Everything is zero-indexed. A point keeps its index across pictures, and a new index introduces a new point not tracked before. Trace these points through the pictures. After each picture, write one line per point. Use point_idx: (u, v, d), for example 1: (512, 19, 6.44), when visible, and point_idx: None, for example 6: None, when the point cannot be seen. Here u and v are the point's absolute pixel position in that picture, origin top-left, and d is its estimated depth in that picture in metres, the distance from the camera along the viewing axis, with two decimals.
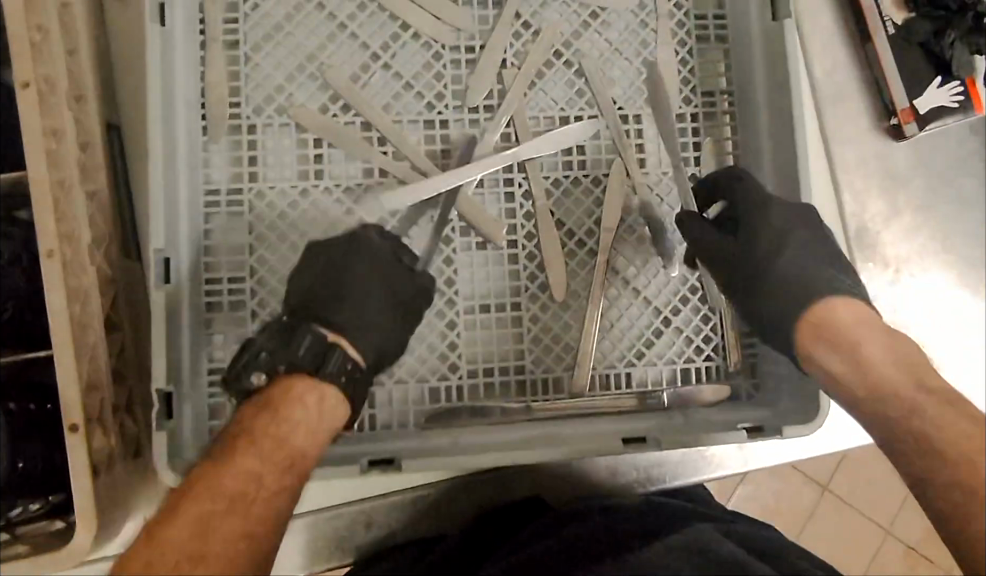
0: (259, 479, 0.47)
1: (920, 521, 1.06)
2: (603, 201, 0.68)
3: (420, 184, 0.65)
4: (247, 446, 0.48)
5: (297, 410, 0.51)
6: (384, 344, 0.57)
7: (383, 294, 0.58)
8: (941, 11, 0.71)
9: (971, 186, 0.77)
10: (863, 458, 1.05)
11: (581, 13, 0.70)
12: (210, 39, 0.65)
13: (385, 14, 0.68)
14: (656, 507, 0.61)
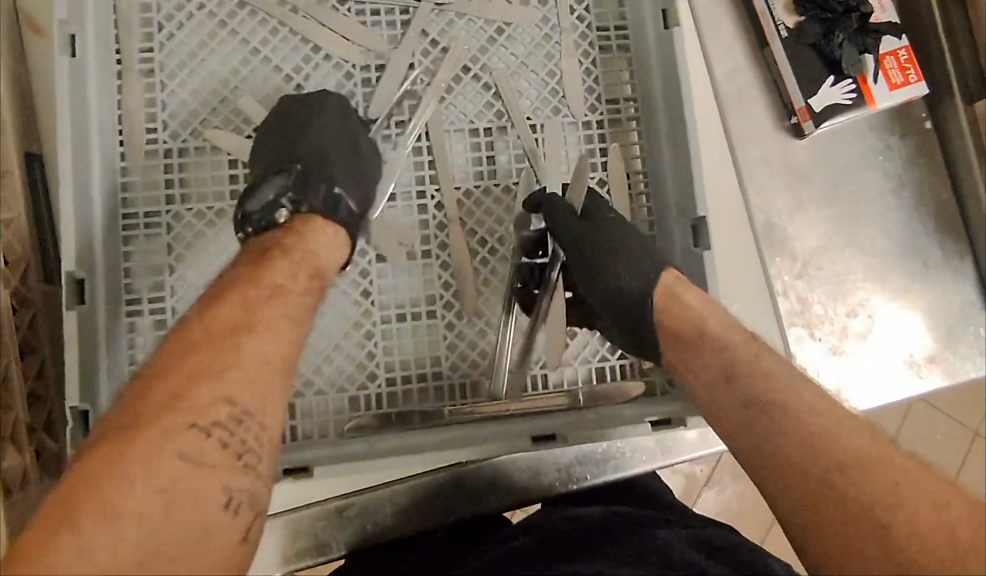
0: (202, 369, 0.47)
1: None
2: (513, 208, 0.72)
3: None
4: (180, 361, 0.47)
5: (237, 293, 0.52)
6: (369, 149, 0.66)
7: (351, 149, 0.65)
8: (830, 14, 0.75)
9: (874, 179, 0.80)
10: None
11: (488, 29, 0.74)
12: (125, 68, 0.67)
13: (296, 38, 0.70)
14: (617, 519, 0.60)
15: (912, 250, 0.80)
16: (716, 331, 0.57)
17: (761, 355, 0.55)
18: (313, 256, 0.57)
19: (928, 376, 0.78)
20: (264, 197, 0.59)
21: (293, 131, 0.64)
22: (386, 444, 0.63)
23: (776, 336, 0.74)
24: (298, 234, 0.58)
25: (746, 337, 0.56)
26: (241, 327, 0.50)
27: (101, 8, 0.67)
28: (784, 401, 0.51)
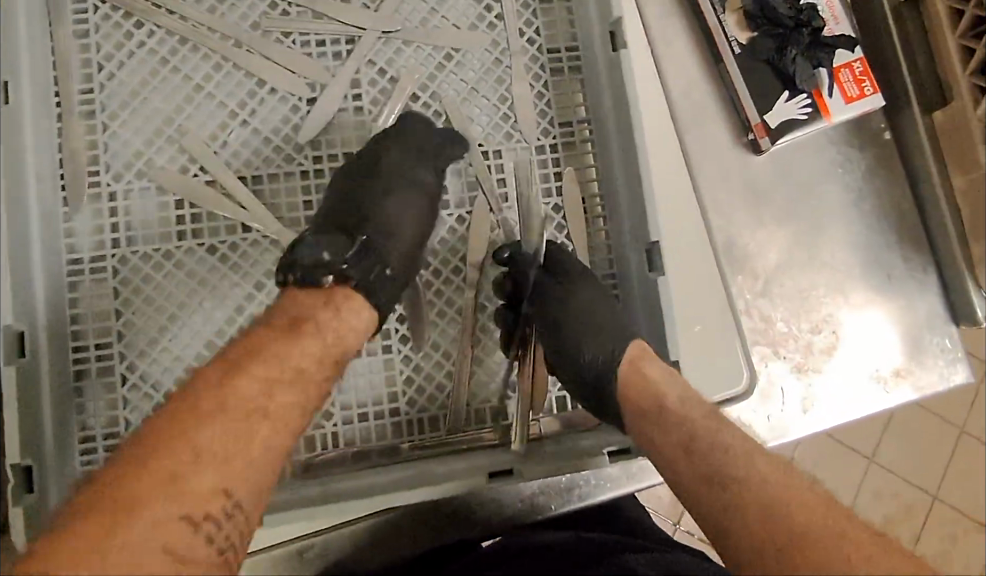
0: (229, 425, 0.50)
1: (873, 509, 1.10)
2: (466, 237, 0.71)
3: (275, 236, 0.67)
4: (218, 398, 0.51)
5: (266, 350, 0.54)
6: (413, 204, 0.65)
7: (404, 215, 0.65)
8: (781, 29, 0.75)
9: (834, 193, 0.79)
10: (811, 455, 1.09)
11: (436, 55, 0.73)
12: (65, 111, 0.66)
13: (240, 72, 0.69)
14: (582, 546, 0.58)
15: (874, 262, 0.79)
16: (675, 408, 0.59)
17: (718, 426, 0.57)
18: (342, 340, 0.57)
19: (895, 391, 0.78)
20: (316, 255, 0.59)
21: (361, 188, 0.65)
22: (344, 486, 0.62)
23: (740, 357, 0.73)
24: (335, 310, 0.58)
25: (705, 412, 0.58)
26: (278, 359, 0.54)
27: (38, 51, 0.66)
28: (738, 471, 0.53)
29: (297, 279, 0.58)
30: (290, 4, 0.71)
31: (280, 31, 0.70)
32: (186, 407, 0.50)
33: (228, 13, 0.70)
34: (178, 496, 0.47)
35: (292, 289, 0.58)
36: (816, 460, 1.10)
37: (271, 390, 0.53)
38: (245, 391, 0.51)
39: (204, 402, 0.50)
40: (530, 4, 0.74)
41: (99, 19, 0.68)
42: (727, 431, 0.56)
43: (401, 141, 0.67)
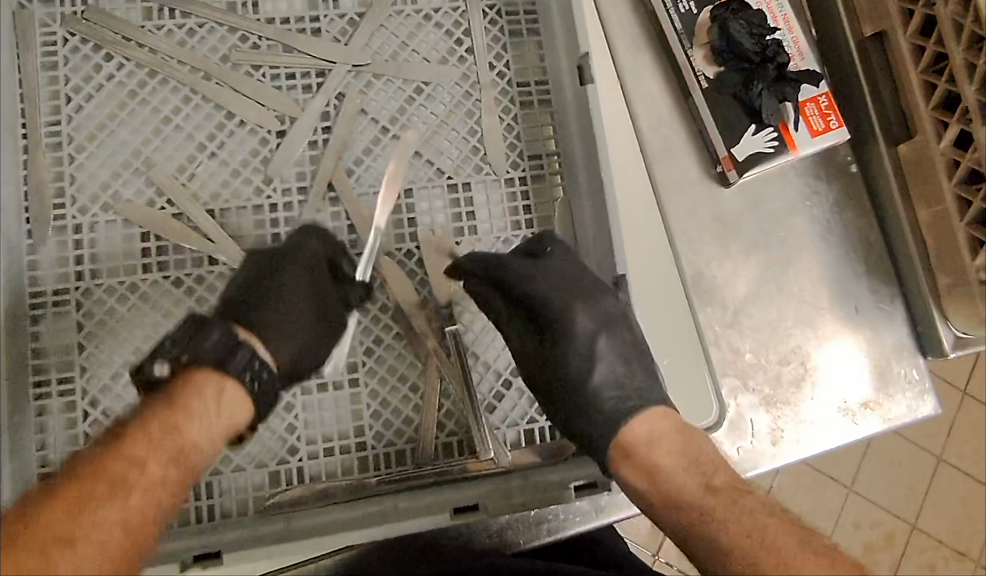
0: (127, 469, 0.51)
1: (850, 541, 1.10)
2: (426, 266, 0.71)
3: None
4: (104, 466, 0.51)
5: (152, 422, 0.54)
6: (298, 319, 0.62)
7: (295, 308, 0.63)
8: (747, 64, 0.76)
9: (801, 224, 0.80)
10: (787, 485, 1.10)
11: (407, 88, 0.73)
12: (32, 143, 0.66)
13: (209, 105, 0.69)
14: None
15: (842, 293, 0.80)
16: (664, 504, 0.56)
17: (706, 518, 0.54)
18: (186, 445, 0.54)
19: (865, 422, 0.78)
20: (204, 347, 0.57)
21: (266, 278, 0.63)
22: (311, 521, 0.62)
23: (708, 387, 0.74)
24: (170, 410, 0.55)
25: (691, 499, 0.55)
26: (146, 440, 0.53)
27: (4, 83, 0.66)
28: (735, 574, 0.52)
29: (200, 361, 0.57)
30: (261, 36, 0.71)
31: (251, 64, 0.71)
32: (139, 454, 0.52)
33: (198, 45, 0.70)
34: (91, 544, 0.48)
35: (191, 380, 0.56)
36: (794, 488, 1.10)
37: (176, 458, 0.54)
38: (153, 462, 0.52)
39: (145, 467, 0.52)
40: (501, 38, 0.75)
41: (67, 51, 0.68)
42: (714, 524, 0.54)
43: (306, 247, 0.65)
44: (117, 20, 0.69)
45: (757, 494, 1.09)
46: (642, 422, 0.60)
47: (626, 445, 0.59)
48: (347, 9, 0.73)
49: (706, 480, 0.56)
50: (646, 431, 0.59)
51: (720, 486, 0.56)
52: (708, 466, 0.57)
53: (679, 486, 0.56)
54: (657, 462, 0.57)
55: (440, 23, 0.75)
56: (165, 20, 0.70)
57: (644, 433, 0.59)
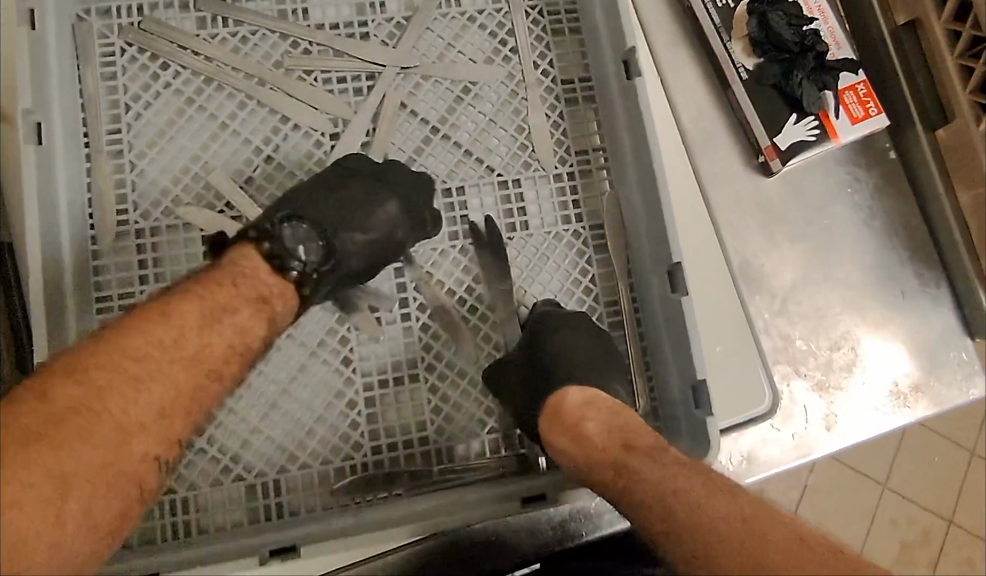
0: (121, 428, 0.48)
1: (888, 540, 1.10)
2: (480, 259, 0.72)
3: None
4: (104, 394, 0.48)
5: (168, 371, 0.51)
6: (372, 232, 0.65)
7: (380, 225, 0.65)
8: (786, 55, 0.77)
9: (844, 212, 0.81)
10: (823, 484, 1.10)
11: (455, 88, 0.75)
12: (94, 151, 0.68)
13: (264, 109, 0.71)
14: None
15: (886, 279, 0.81)
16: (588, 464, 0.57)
17: (626, 468, 0.54)
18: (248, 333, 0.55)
19: (914, 407, 0.78)
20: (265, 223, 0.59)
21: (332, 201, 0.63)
22: (383, 513, 0.63)
23: (761, 376, 0.74)
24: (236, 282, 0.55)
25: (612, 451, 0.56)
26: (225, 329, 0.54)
27: (67, 93, 0.68)
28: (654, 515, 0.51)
29: (266, 248, 0.58)
30: (311, 42, 0.73)
31: (303, 69, 0.72)
32: (142, 419, 0.49)
33: (251, 53, 0.72)
34: (87, 485, 0.46)
35: (250, 248, 0.58)
36: (829, 488, 1.10)
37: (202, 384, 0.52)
38: (181, 387, 0.51)
39: (182, 346, 0.51)
40: (544, 38, 0.77)
41: (126, 61, 0.70)
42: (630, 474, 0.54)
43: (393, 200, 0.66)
44: (172, 29, 0.71)
45: (794, 493, 1.09)
46: (566, 398, 0.61)
47: (564, 411, 0.61)
48: (393, 13, 0.75)
49: (604, 446, 0.57)
50: (572, 406, 0.61)
51: (627, 451, 0.56)
52: (626, 433, 0.57)
53: (599, 447, 0.57)
54: (585, 430, 0.58)
55: (484, 24, 0.76)
56: (219, 28, 0.72)
57: (571, 408, 0.61)
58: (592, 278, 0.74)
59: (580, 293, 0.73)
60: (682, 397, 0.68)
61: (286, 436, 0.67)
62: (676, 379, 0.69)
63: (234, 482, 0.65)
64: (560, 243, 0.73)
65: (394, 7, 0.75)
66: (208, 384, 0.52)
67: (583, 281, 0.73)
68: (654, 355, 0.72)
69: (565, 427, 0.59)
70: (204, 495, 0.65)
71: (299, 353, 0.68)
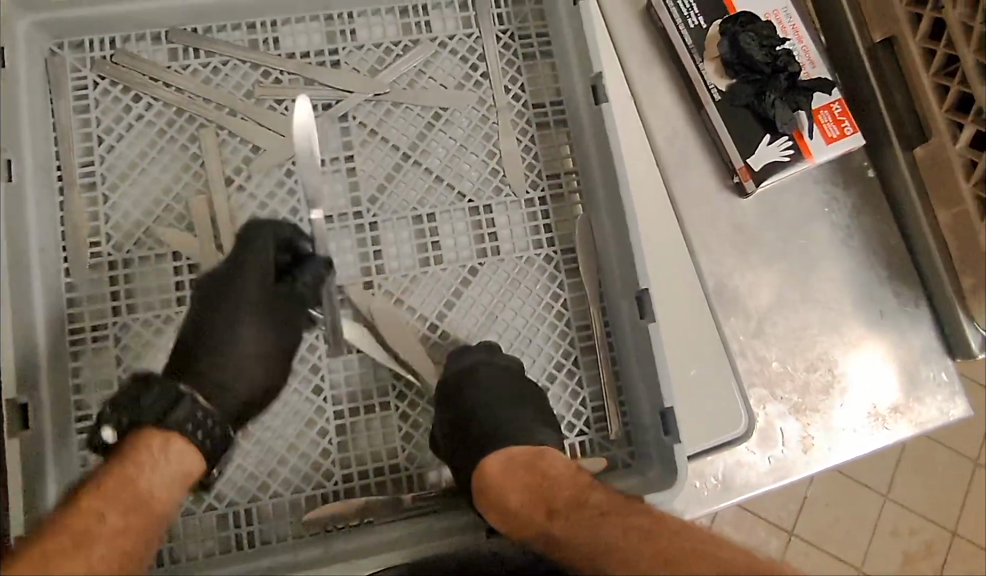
0: None
1: (891, 551, 1.09)
2: (450, 286, 0.72)
3: None
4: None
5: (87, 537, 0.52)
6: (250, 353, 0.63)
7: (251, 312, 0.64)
8: (758, 75, 0.77)
9: (822, 231, 0.80)
10: (824, 495, 1.09)
11: (426, 115, 0.75)
12: (68, 184, 0.69)
13: (236, 139, 0.72)
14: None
15: (865, 298, 0.80)
16: (529, 535, 0.59)
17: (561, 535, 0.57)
18: (156, 495, 0.57)
19: (894, 427, 0.78)
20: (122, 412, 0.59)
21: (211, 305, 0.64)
22: (350, 543, 0.64)
23: (737, 397, 0.74)
24: (132, 467, 0.57)
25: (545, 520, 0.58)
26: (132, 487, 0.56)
27: (40, 128, 0.69)
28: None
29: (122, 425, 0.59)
30: (282, 71, 0.73)
31: (274, 99, 0.73)
32: None
33: (222, 82, 0.73)
34: None
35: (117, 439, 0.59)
36: (827, 500, 1.09)
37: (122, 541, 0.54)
38: (97, 554, 0.52)
39: (103, 520, 0.53)
40: (515, 62, 0.77)
41: (99, 94, 0.71)
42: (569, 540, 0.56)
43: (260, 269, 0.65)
44: (144, 62, 0.72)
45: (792, 505, 1.08)
46: (493, 460, 0.62)
47: (484, 481, 0.61)
48: (364, 40, 0.75)
49: (531, 514, 0.59)
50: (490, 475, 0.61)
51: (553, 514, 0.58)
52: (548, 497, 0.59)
53: (527, 519, 0.59)
54: (509, 500, 0.60)
55: (455, 49, 0.77)
56: (191, 60, 0.73)
57: (498, 467, 0.61)
58: (564, 303, 0.73)
59: (552, 318, 0.73)
60: (652, 424, 0.68)
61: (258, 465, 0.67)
62: (646, 406, 0.69)
63: (207, 512, 0.66)
64: (532, 269, 0.73)
65: (364, 34, 0.75)
66: (133, 545, 0.54)
67: (555, 306, 0.73)
68: (627, 380, 0.71)
69: (489, 495, 0.61)
70: (177, 524, 0.65)
71: None
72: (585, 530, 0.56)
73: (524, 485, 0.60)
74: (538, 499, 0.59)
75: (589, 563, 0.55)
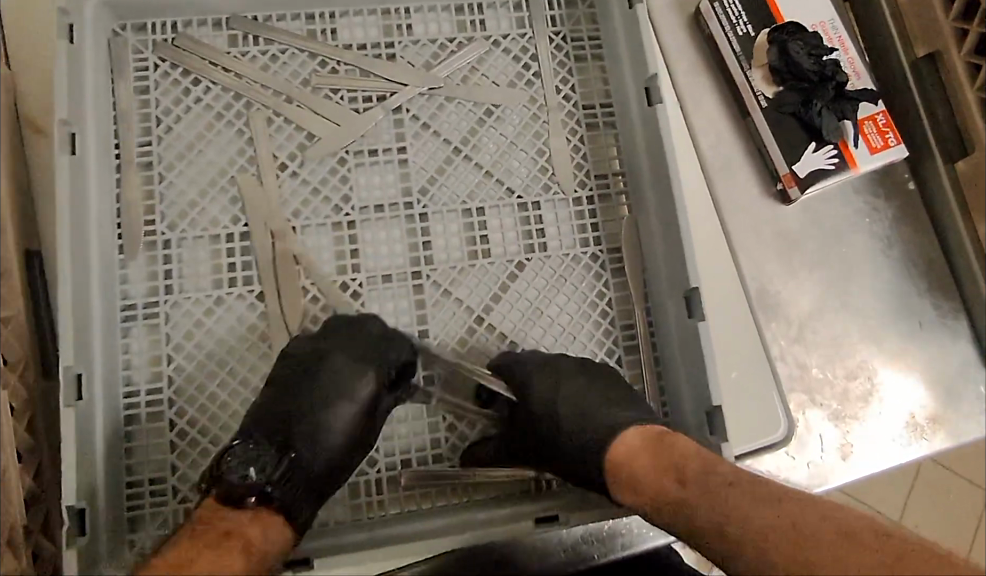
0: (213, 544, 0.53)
1: None
2: (497, 280, 0.72)
3: (313, 277, 0.70)
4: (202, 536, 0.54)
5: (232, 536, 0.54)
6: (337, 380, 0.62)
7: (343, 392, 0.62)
8: (806, 83, 0.78)
9: (861, 242, 0.81)
10: None
11: (477, 111, 0.76)
12: (125, 162, 0.70)
13: (290, 126, 0.73)
14: None
15: (905, 309, 0.80)
16: (665, 509, 0.56)
17: (695, 499, 0.54)
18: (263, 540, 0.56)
19: (931, 438, 0.78)
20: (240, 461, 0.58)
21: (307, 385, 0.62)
22: (403, 529, 0.65)
23: (774, 402, 0.74)
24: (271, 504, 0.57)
25: (676, 483, 0.56)
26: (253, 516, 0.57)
27: (102, 106, 0.70)
28: (750, 536, 0.51)
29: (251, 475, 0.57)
30: (339, 62, 0.74)
31: (330, 88, 0.74)
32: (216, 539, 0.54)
33: (280, 70, 0.74)
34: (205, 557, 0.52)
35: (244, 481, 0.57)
36: None
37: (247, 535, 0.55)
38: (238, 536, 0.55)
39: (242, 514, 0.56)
40: (566, 63, 0.78)
41: (159, 76, 0.72)
42: (710, 502, 0.54)
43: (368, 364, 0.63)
44: (205, 47, 0.73)
45: None
46: (617, 442, 0.60)
47: (614, 462, 0.60)
48: (420, 36, 0.76)
49: (662, 488, 0.56)
50: (624, 450, 0.60)
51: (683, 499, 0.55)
52: (677, 466, 0.57)
53: (657, 487, 0.57)
54: (638, 476, 0.58)
55: (507, 47, 0.78)
56: (250, 47, 0.74)
57: (631, 441, 0.60)
58: (608, 301, 0.74)
59: (597, 315, 0.73)
60: (697, 421, 0.68)
61: None
62: (690, 405, 0.69)
63: None
64: (577, 266, 0.74)
65: (420, 29, 0.77)
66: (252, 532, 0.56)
67: (600, 304, 0.74)
68: (671, 379, 0.72)
69: (628, 459, 0.59)
70: None
71: None
72: (731, 484, 0.54)
73: (672, 452, 0.58)
74: (672, 462, 0.57)
75: (740, 519, 0.52)
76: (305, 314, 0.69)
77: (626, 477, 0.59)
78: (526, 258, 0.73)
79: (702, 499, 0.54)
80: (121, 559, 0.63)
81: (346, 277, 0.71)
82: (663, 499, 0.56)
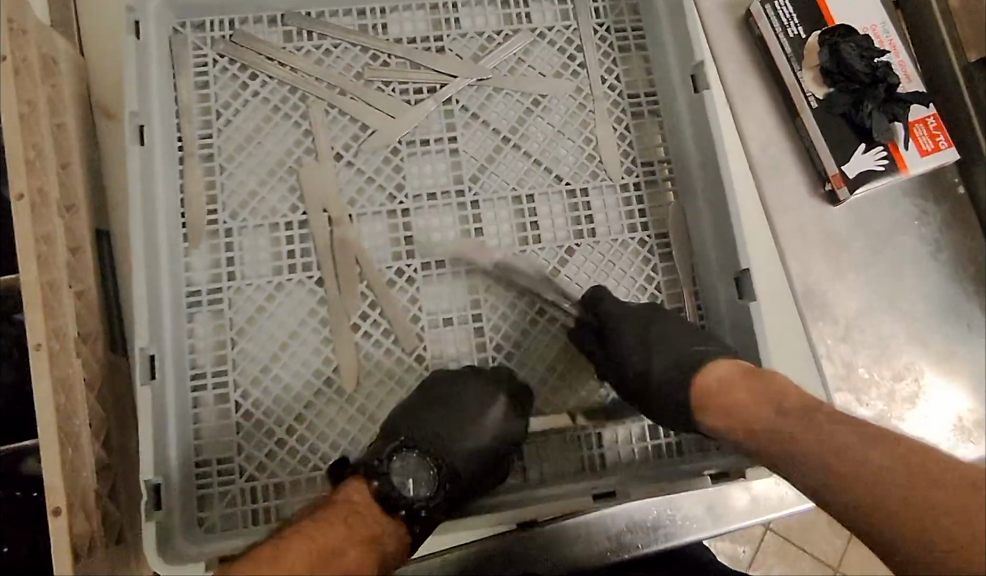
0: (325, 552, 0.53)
1: None
2: (546, 265, 0.74)
3: (364, 258, 0.72)
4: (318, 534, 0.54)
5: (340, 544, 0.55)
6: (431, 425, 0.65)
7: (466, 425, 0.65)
8: (857, 85, 0.77)
9: (911, 244, 0.81)
10: None
11: (525, 101, 0.77)
12: (188, 155, 0.72)
13: (347, 118, 0.75)
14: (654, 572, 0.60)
15: (953, 312, 0.80)
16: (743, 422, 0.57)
17: (773, 417, 0.56)
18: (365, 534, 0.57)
19: (975, 443, 0.78)
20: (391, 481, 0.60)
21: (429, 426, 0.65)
22: (504, 497, 0.69)
23: (823, 403, 0.73)
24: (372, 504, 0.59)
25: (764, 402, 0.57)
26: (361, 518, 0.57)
27: (165, 103, 0.72)
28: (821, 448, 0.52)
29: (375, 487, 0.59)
30: (391, 55, 0.76)
31: (382, 80, 0.76)
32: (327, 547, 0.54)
33: (333, 64, 0.76)
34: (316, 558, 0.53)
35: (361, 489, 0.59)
36: None
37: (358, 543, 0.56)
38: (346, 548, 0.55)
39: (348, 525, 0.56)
40: (610, 53, 0.79)
41: (218, 71, 0.75)
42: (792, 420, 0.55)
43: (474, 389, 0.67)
44: (261, 42, 0.75)
45: None
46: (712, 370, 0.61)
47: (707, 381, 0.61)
48: (467, 29, 0.78)
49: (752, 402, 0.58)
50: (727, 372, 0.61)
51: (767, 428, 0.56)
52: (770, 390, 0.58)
53: (745, 403, 0.58)
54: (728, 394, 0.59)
55: (553, 40, 0.79)
56: (303, 42, 0.76)
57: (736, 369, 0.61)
58: (657, 286, 0.75)
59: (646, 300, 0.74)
60: None
61: (361, 431, 0.69)
62: None
63: (314, 472, 0.67)
64: (626, 252, 0.75)
65: (467, 22, 0.78)
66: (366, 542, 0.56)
67: (649, 288, 0.74)
68: None
69: (719, 385, 0.60)
70: (284, 483, 0.67)
71: (377, 352, 0.71)
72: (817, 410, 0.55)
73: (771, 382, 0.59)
74: (769, 388, 0.58)
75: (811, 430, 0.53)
76: (360, 298, 0.71)
77: (719, 394, 0.60)
78: (574, 245, 0.74)
79: (785, 418, 0.55)
80: (194, 536, 0.65)
81: (401, 263, 0.72)
82: (746, 416, 0.57)
